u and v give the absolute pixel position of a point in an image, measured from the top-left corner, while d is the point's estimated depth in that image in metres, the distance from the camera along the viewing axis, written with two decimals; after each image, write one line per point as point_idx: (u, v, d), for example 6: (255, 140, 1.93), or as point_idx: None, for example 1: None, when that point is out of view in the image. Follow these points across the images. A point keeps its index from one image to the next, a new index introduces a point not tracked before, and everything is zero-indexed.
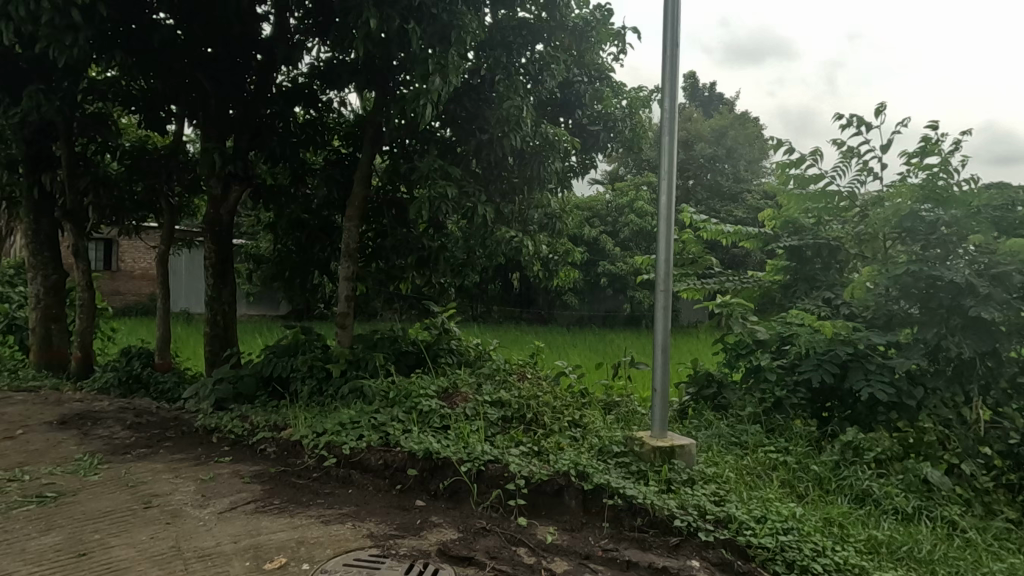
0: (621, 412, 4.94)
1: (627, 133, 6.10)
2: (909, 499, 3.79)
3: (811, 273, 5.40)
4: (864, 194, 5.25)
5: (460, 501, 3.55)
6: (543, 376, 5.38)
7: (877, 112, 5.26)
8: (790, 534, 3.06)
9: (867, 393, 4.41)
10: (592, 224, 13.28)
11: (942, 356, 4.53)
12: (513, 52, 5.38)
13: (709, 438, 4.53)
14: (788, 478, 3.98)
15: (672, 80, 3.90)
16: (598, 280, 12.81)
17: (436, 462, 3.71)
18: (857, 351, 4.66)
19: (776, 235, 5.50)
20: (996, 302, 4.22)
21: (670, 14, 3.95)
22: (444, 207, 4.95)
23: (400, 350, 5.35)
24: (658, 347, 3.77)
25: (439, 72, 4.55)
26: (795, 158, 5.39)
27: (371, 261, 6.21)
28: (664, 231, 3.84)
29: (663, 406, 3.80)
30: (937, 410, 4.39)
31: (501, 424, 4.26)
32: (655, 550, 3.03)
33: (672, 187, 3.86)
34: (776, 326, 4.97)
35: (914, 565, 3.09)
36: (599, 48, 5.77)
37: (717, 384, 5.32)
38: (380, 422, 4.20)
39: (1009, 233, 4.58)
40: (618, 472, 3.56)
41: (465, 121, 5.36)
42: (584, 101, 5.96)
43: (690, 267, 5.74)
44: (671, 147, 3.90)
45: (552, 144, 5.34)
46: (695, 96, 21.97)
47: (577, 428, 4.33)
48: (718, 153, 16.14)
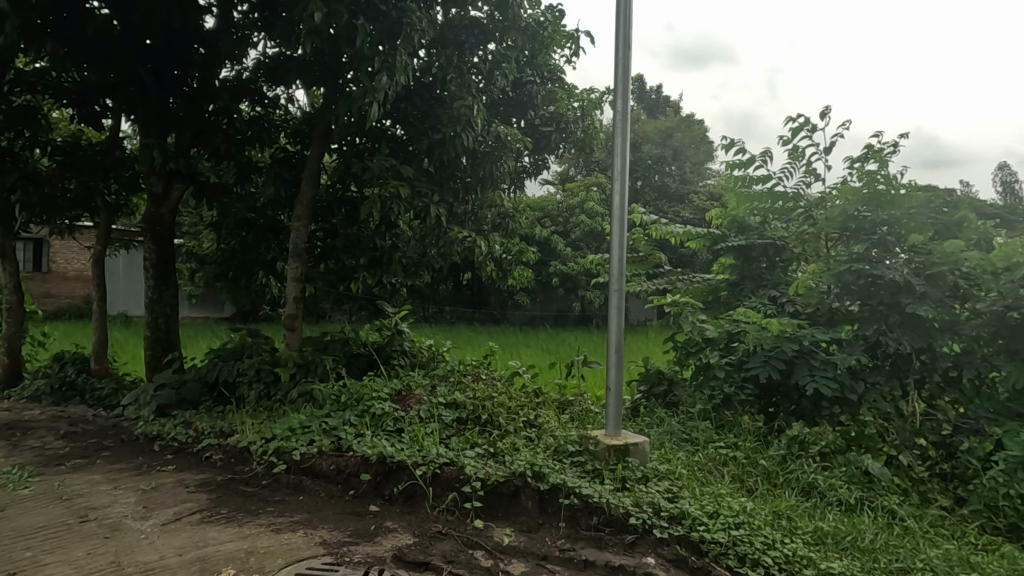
0: (575, 412, 4.97)
1: (579, 134, 6.15)
2: (852, 491, 3.94)
3: (757, 272, 5.55)
4: (809, 196, 5.41)
5: (415, 505, 3.50)
6: (497, 376, 5.38)
7: (823, 116, 5.42)
8: (742, 528, 3.13)
9: (812, 388, 4.55)
10: (544, 224, 13.33)
11: (881, 352, 4.73)
12: (465, 52, 5.35)
13: (661, 435, 4.60)
14: (737, 473, 4.07)
15: (623, 83, 3.94)
16: (550, 281, 12.84)
17: (390, 466, 3.66)
18: (802, 348, 4.79)
19: (725, 234, 5.60)
20: (932, 300, 4.48)
21: (622, 18, 3.99)
22: (395, 207, 4.88)
23: (351, 353, 5.24)
24: (612, 346, 3.80)
25: (386, 70, 4.50)
26: (744, 159, 5.54)
27: (320, 261, 6.08)
28: (618, 232, 3.87)
29: (617, 404, 3.83)
30: (876, 403, 4.56)
31: (456, 426, 4.23)
32: (611, 549, 3.05)
33: (625, 187, 3.90)
34: (724, 324, 5.10)
35: (857, 554, 3.19)
36: (552, 49, 5.78)
37: (667, 382, 5.46)
38: (332, 426, 4.11)
39: (943, 235, 4.81)
40: (573, 472, 3.58)
41: (417, 120, 5.30)
42: (536, 101, 5.98)
43: (640, 265, 5.83)
44: (624, 150, 3.93)
45: (504, 145, 5.32)
46: (643, 99, 22.41)
47: (532, 428, 4.32)
48: (664, 155, 16.41)
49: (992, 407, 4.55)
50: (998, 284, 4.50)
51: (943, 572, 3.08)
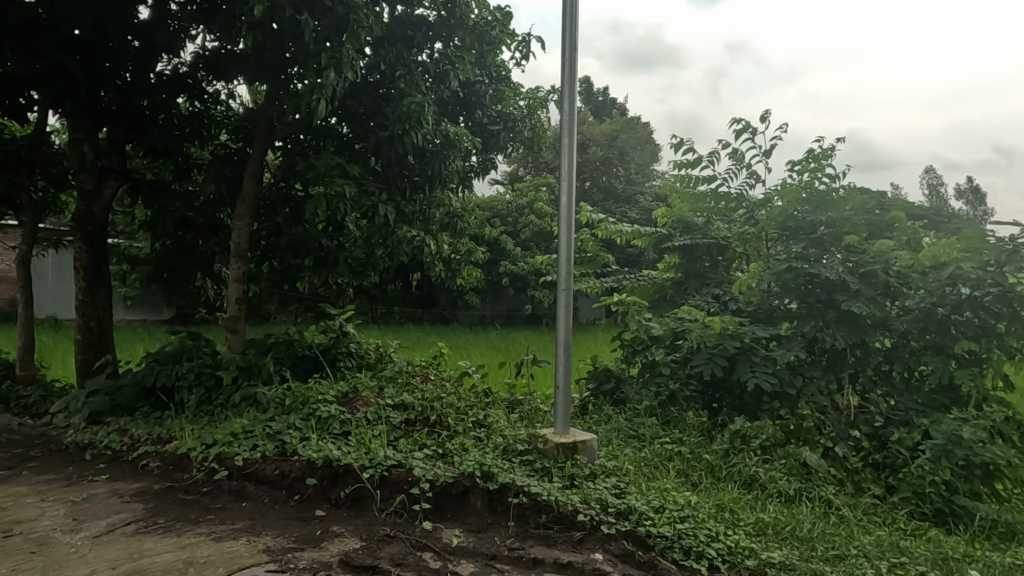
0: (525, 411, 4.98)
1: (526, 133, 6.18)
2: (791, 482, 4.07)
3: (701, 271, 5.68)
4: (752, 197, 5.58)
5: (363, 509, 3.44)
6: (446, 377, 5.35)
7: (764, 119, 5.59)
8: (686, 522, 3.20)
9: (753, 383, 4.70)
10: (493, 224, 13.32)
11: (818, 348, 4.91)
12: (413, 49, 5.30)
13: (609, 432, 4.66)
14: (682, 467, 4.16)
15: (570, 83, 3.96)
16: (500, 281, 12.83)
17: (337, 469, 3.59)
18: (744, 344, 4.94)
19: (670, 233, 5.71)
20: (864, 297, 4.66)
21: (568, 19, 4.02)
22: (341, 206, 4.80)
23: (296, 355, 5.13)
24: (561, 345, 3.82)
25: (334, 66, 4.43)
26: (691, 159, 5.66)
27: (263, 261, 5.93)
28: (565, 231, 3.90)
29: (565, 403, 3.85)
30: (814, 397, 4.74)
31: (405, 427, 4.18)
32: (560, 546, 3.07)
33: (572, 186, 3.93)
34: (669, 322, 5.21)
35: (796, 544, 3.29)
36: (499, 49, 5.79)
37: (615, 379, 5.55)
38: (276, 430, 4.02)
39: (876, 235, 5.02)
40: (522, 470, 3.59)
41: (364, 118, 5.22)
42: (484, 101, 5.96)
43: (588, 265, 5.89)
44: (571, 151, 3.96)
45: (453, 143, 5.28)
46: (590, 100, 22.67)
47: (482, 428, 4.31)
48: (611, 157, 16.62)
49: (920, 399, 4.77)
50: (925, 282, 4.72)
51: (875, 556, 3.21)
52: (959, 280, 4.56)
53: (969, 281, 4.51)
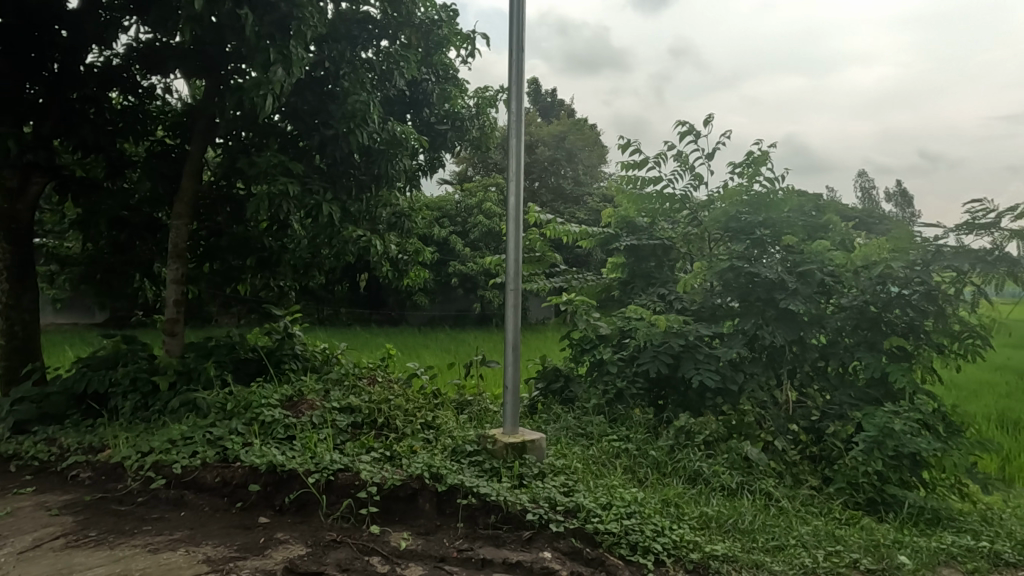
0: (474, 411, 4.97)
1: (474, 133, 6.18)
2: (733, 476, 4.19)
3: (647, 271, 5.79)
4: (695, 198, 5.71)
5: (308, 514, 3.37)
6: (394, 379, 5.28)
7: (706, 122, 5.72)
8: (633, 518, 3.25)
9: (698, 380, 4.82)
10: (442, 224, 13.25)
11: (758, 345, 5.07)
12: (358, 46, 5.22)
13: (558, 430, 4.69)
14: (629, 464, 4.23)
15: (518, 84, 3.97)
16: (449, 281, 12.76)
17: (281, 475, 3.51)
18: (688, 342, 5.05)
19: (617, 233, 5.78)
20: (802, 296, 4.82)
21: (515, 19, 4.03)
22: (285, 205, 4.69)
23: (239, 359, 4.98)
24: (510, 345, 3.83)
25: (281, 63, 4.35)
26: (638, 160, 5.75)
27: (204, 262, 5.74)
28: (513, 231, 3.92)
29: (514, 403, 3.86)
30: (754, 393, 4.90)
31: (352, 431, 4.11)
32: (509, 546, 3.08)
33: (519, 187, 3.95)
34: (616, 321, 5.29)
35: (738, 536, 3.38)
36: (446, 48, 5.77)
37: (563, 378, 5.59)
38: (217, 436, 3.90)
39: (812, 236, 5.21)
40: (471, 471, 3.58)
41: (308, 115, 5.12)
42: (432, 99, 5.92)
43: (537, 265, 5.93)
44: (519, 151, 3.97)
45: (400, 142, 5.20)
46: (538, 100, 22.83)
47: (430, 429, 4.28)
48: (559, 157, 16.76)
49: (854, 393, 4.97)
50: (858, 281, 4.92)
51: (812, 546, 3.34)
52: (888, 280, 4.82)
53: (897, 280, 4.76)
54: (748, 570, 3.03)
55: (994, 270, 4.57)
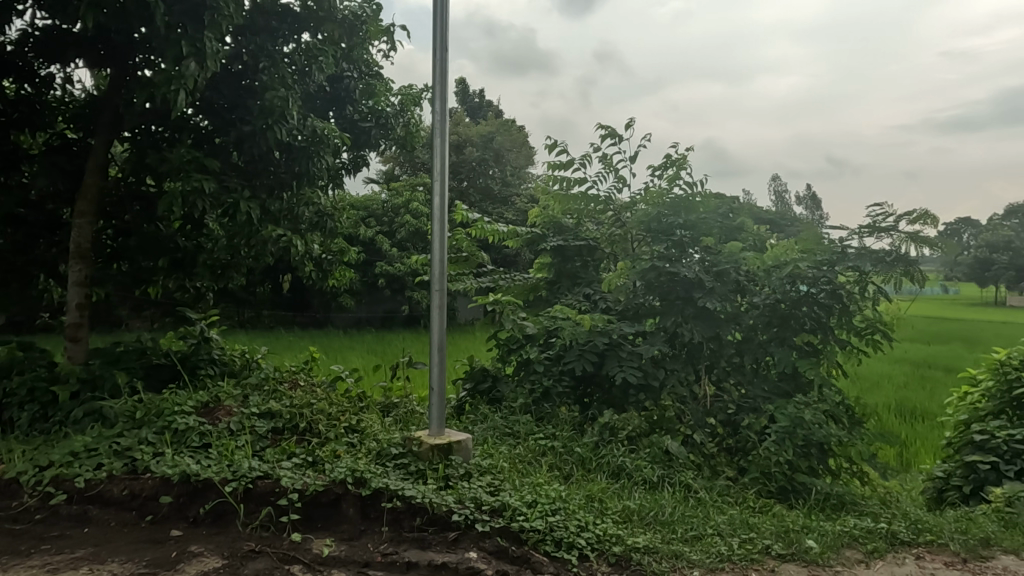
0: (400, 414, 4.91)
1: (399, 131, 6.10)
2: (655, 469, 4.31)
3: (573, 271, 5.89)
4: (619, 200, 5.85)
5: (225, 525, 3.24)
6: (317, 382, 5.15)
7: (629, 125, 5.86)
8: (557, 514, 3.30)
9: (621, 377, 4.94)
10: (368, 224, 13.03)
11: (678, 342, 5.25)
12: (277, 39, 5.05)
13: (485, 430, 4.69)
14: (554, 462, 4.29)
15: (442, 83, 3.96)
16: (376, 281, 12.58)
17: (195, 485, 3.36)
18: (611, 341, 5.17)
19: (544, 233, 5.87)
20: (718, 295, 5.02)
21: (438, 18, 4.01)
22: (200, 204, 4.49)
23: (150, 365, 4.73)
24: (435, 346, 3.81)
25: (193, 56, 4.16)
26: (563, 161, 5.83)
27: (111, 263, 5.42)
28: (438, 232, 3.90)
29: (440, 404, 3.84)
30: (675, 389, 5.06)
31: (272, 437, 3.99)
32: (435, 547, 3.06)
33: (444, 187, 3.93)
34: (543, 321, 5.34)
35: (659, 527, 3.49)
36: (370, 44, 5.67)
37: (491, 378, 5.59)
38: (125, 447, 3.70)
39: (727, 237, 5.44)
40: (396, 474, 3.53)
41: (226, 111, 5.00)
42: (354, 96, 5.81)
43: (463, 265, 5.93)
44: (443, 152, 3.96)
45: (321, 139, 5.05)
46: (466, 101, 22.86)
47: (354, 433, 4.20)
48: (487, 158, 16.77)
49: (767, 387, 5.20)
50: (770, 281, 5.13)
51: (728, 534, 3.48)
52: (797, 279, 5.01)
53: (805, 279, 5.00)
54: (668, 561, 3.12)
55: (891, 270, 4.93)
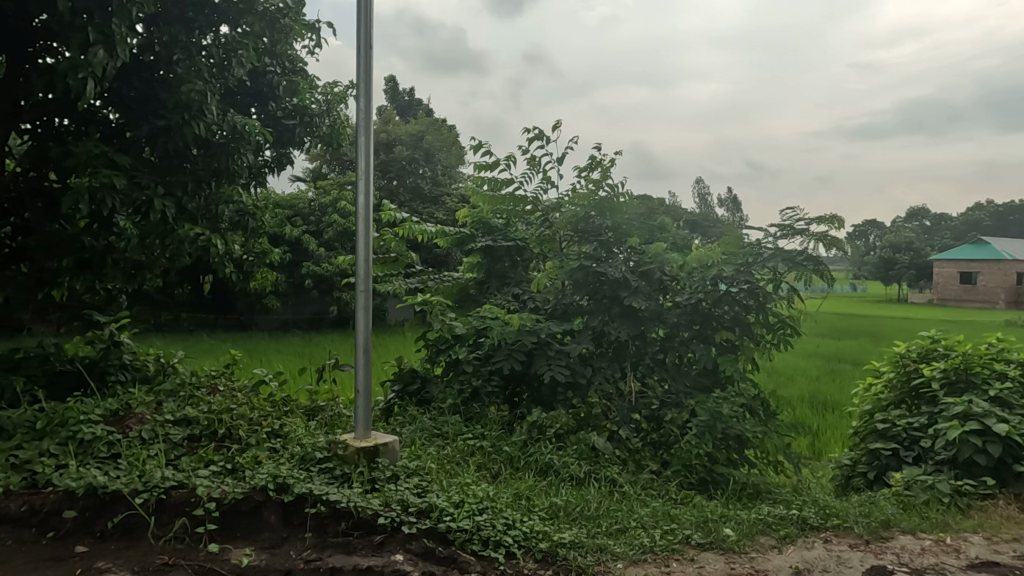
0: (325, 417, 4.81)
1: (325, 129, 5.97)
2: (582, 465, 4.38)
3: (502, 271, 5.92)
4: (545, 200, 5.91)
5: (136, 539, 3.08)
6: (238, 387, 4.97)
7: (555, 127, 5.93)
8: (484, 513, 3.31)
9: (549, 375, 5.00)
10: (294, 223, 12.68)
11: (604, 341, 5.36)
12: (193, 32, 4.81)
13: (413, 432, 4.65)
14: (483, 461, 4.30)
15: (366, 80, 3.90)
16: (302, 282, 12.26)
17: (103, 498, 3.18)
18: (540, 339, 5.22)
19: (473, 234, 5.87)
20: (643, 293, 5.15)
21: (362, 13, 3.94)
22: (109, 201, 4.24)
23: (53, 372, 4.46)
24: (360, 347, 3.75)
25: (102, 44, 3.95)
26: (490, 162, 5.84)
27: (9, 264, 5.05)
28: (362, 231, 3.84)
29: (366, 406, 3.79)
30: (601, 386, 5.17)
31: (187, 445, 3.83)
32: (360, 552, 3.01)
33: (369, 186, 3.88)
34: (472, 321, 5.33)
35: (584, 522, 3.55)
36: (293, 39, 5.53)
37: (420, 380, 5.55)
38: (23, 460, 3.46)
39: (650, 237, 5.60)
40: (320, 479, 3.46)
41: (136, 103, 4.76)
42: (277, 92, 5.64)
43: (392, 266, 5.85)
44: (368, 150, 3.90)
45: (241, 136, 4.83)
46: (395, 100, 22.64)
47: (277, 438, 4.07)
48: (416, 157, 16.59)
49: (688, 382, 5.38)
50: (691, 280, 5.29)
51: (651, 526, 3.58)
52: (719, 278, 5.19)
53: (726, 278, 5.17)
54: (593, 554, 3.18)
55: (803, 269, 5.09)
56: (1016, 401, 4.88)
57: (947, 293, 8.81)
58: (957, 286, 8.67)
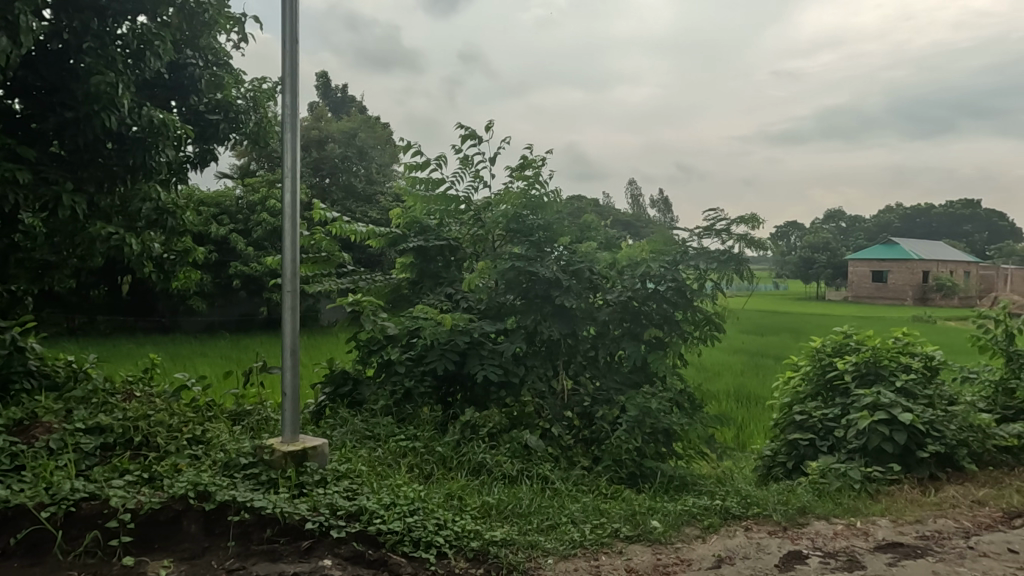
0: (251, 421, 4.66)
1: (252, 126, 5.77)
2: (514, 463, 4.41)
3: (434, 271, 5.89)
4: (477, 200, 5.92)
5: (42, 555, 2.91)
6: (157, 392, 4.76)
7: (487, 127, 5.94)
8: (416, 514, 3.29)
9: (482, 375, 5.03)
10: (219, 221, 12.24)
11: (537, 340, 5.42)
12: (107, 20, 4.56)
13: (344, 434, 4.56)
14: (415, 462, 4.27)
15: (291, 75, 3.80)
16: (230, 282, 11.87)
17: (5, 513, 2.98)
18: (473, 339, 5.23)
19: (405, 234, 5.82)
20: (574, 292, 5.22)
21: (287, 6, 3.84)
22: (12, 196, 3.99)
23: None
24: (287, 350, 3.65)
25: (4, 30, 3.70)
26: (421, 162, 5.81)
27: None
28: (289, 230, 3.73)
29: (294, 410, 3.70)
30: (534, 384, 5.22)
31: (100, 455, 3.64)
32: (286, 558, 2.94)
33: (296, 184, 3.78)
34: (405, 322, 5.26)
35: (516, 520, 3.58)
36: (216, 31, 5.35)
37: (352, 381, 5.45)
38: None
39: (581, 237, 5.68)
40: (245, 485, 3.35)
41: (44, 94, 4.51)
42: (200, 86, 5.40)
43: (322, 266, 5.71)
44: (294, 147, 3.80)
45: (160, 131, 4.59)
46: (328, 96, 22.20)
47: (198, 445, 3.93)
48: (349, 154, 16.24)
49: (619, 378, 5.49)
50: (621, 279, 5.40)
51: (581, 521, 3.64)
52: (647, 276, 5.35)
53: (653, 276, 5.34)
54: (524, 551, 3.21)
55: (726, 268, 5.29)
56: (919, 391, 5.21)
57: (861, 291, 9.38)
58: (870, 284, 9.26)
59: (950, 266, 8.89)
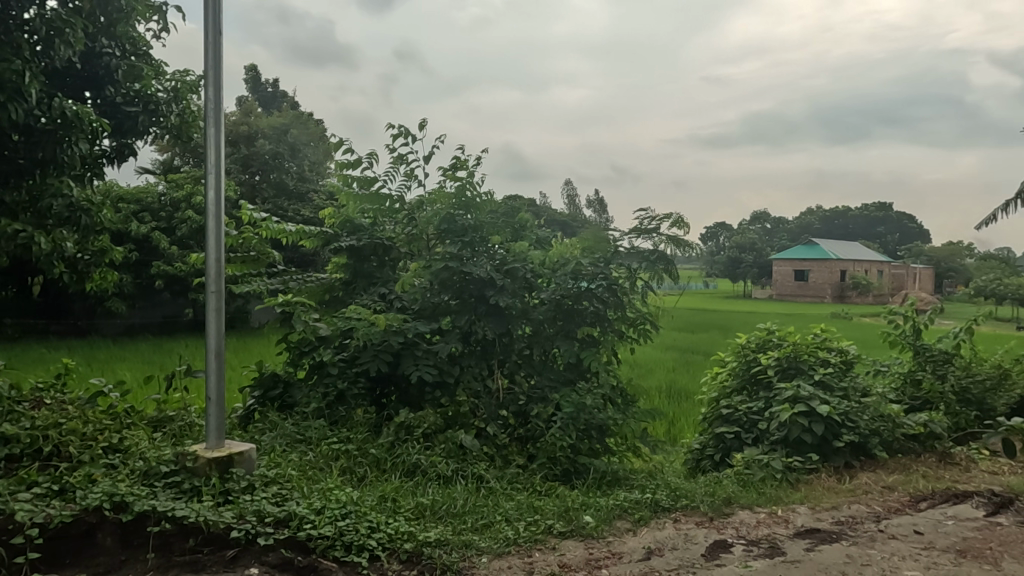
0: (174, 428, 4.48)
1: (173, 119, 5.46)
2: (449, 464, 4.40)
3: (368, 271, 5.81)
4: (411, 199, 5.86)
5: None
6: (70, 399, 4.51)
7: (420, 126, 5.89)
8: (347, 518, 3.23)
9: (416, 376, 5.00)
10: (140, 219, 11.68)
11: (472, 340, 5.41)
12: (11, 4, 4.30)
13: (273, 439, 4.43)
14: (347, 465, 4.20)
15: (214, 67, 3.67)
16: (152, 283, 11.37)
17: None
18: (406, 340, 5.17)
19: (337, 233, 5.71)
20: (508, 292, 5.24)
21: None
22: None
23: None
24: (211, 353, 3.52)
25: None
26: (353, 160, 5.71)
27: None
28: (213, 229, 3.60)
29: (219, 414, 3.57)
30: (469, 384, 5.23)
31: (5, 466, 3.42)
32: (210, 569, 2.85)
33: (220, 181, 3.66)
34: (337, 322, 5.14)
35: (450, 520, 3.57)
36: (134, 20, 5.14)
37: (282, 384, 5.29)
38: None
39: (515, 236, 5.70)
40: (166, 494, 3.22)
41: None
42: (116, 77, 5.15)
43: (251, 266, 5.52)
44: (218, 143, 3.68)
45: (72, 124, 4.36)
46: (258, 91, 21.52)
47: (115, 453, 3.74)
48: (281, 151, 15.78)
49: (553, 376, 5.53)
50: (555, 279, 5.45)
51: (514, 518, 3.66)
52: (579, 274, 5.41)
53: (585, 274, 5.41)
54: (457, 551, 3.20)
55: (654, 268, 5.44)
56: (835, 384, 5.49)
57: (783, 289, 9.83)
58: (792, 283, 9.71)
59: (865, 266, 9.31)
